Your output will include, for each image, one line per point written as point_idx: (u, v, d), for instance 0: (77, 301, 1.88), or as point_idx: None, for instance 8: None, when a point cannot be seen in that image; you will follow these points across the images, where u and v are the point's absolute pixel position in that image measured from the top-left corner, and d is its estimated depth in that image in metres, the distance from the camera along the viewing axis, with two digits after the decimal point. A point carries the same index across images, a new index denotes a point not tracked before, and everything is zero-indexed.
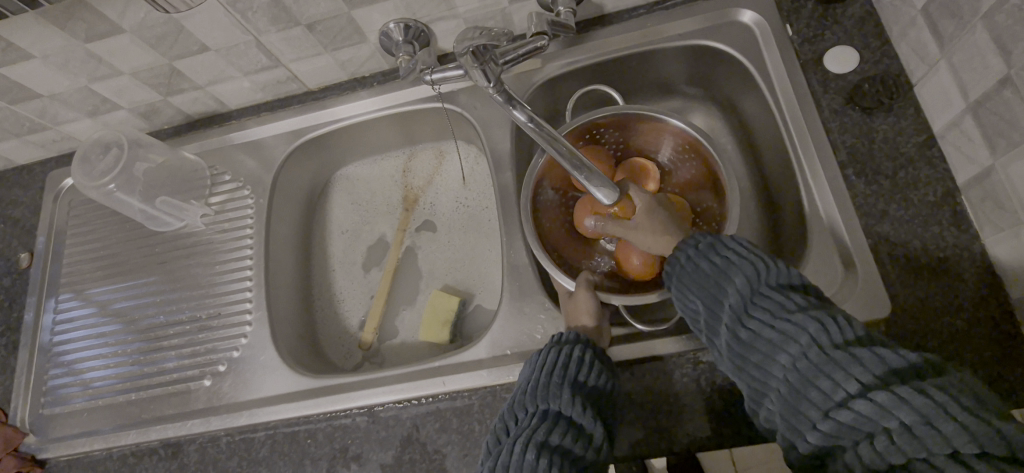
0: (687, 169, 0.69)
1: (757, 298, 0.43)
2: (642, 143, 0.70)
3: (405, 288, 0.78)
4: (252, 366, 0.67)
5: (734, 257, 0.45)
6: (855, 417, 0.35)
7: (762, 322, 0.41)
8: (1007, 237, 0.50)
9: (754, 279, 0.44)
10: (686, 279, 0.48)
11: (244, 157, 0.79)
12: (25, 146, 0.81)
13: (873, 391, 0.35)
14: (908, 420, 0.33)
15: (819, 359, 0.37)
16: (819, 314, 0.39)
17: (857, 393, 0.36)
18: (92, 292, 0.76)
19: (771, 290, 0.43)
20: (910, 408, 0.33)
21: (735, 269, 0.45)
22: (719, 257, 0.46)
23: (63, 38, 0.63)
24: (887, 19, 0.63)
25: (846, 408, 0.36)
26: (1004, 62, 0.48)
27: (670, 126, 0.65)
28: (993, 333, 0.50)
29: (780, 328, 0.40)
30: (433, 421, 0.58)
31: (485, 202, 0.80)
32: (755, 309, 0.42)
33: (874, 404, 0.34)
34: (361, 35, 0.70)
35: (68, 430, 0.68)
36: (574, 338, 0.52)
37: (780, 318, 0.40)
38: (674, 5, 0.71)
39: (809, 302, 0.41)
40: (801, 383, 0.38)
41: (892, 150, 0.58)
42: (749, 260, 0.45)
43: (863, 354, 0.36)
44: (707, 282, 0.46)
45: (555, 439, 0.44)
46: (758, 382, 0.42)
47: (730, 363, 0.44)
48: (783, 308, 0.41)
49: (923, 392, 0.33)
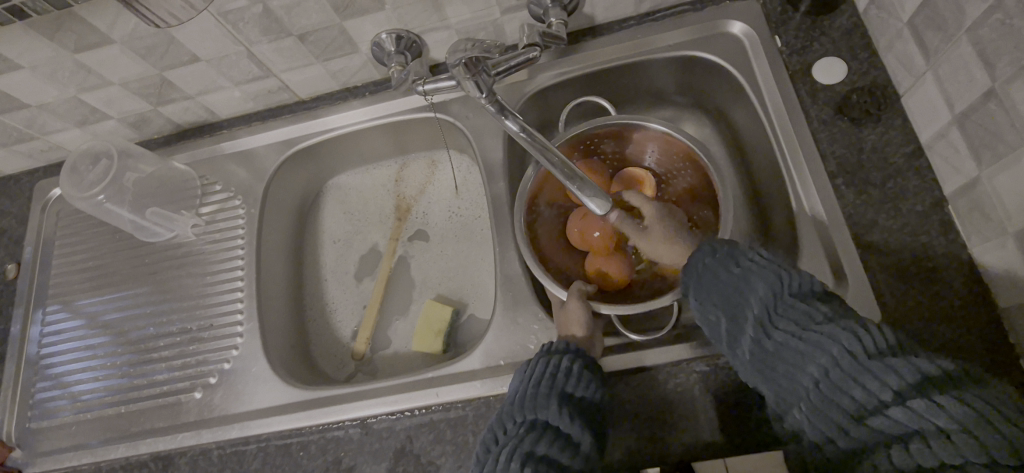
0: (683, 177, 0.69)
1: (783, 310, 0.43)
2: (636, 153, 0.71)
3: (398, 298, 0.78)
4: (244, 378, 0.66)
5: (756, 267, 0.46)
6: (890, 424, 0.36)
7: (789, 333, 0.41)
8: (994, 246, 0.51)
9: (776, 289, 0.44)
10: (703, 288, 0.48)
11: (234, 167, 0.79)
12: (11, 156, 0.80)
13: (908, 399, 0.35)
14: (946, 427, 0.33)
15: (850, 367, 0.38)
16: (848, 324, 0.40)
17: (890, 400, 0.36)
18: (79, 303, 0.75)
19: (794, 300, 0.43)
20: (946, 415, 0.33)
21: (756, 279, 0.45)
22: (736, 267, 0.47)
23: (51, 49, 0.62)
24: (874, 31, 0.64)
25: (880, 415, 0.36)
26: (988, 76, 0.49)
27: (655, 131, 0.66)
28: (983, 342, 0.51)
29: (808, 338, 0.40)
30: (427, 432, 0.58)
31: (477, 211, 0.80)
32: (781, 321, 0.42)
33: (910, 411, 0.35)
34: (352, 46, 0.70)
35: (55, 444, 0.67)
36: (562, 348, 0.52)
37: (807, 329, 0.41)
38: (664, 17, 0.72)
39: (836, 312, 0.41)
40: (831, 392, 0.39)
41: (879, 161, 0.59)
42: (771, 270, 0.45)
43: (896, 362, 0.37)
44: (728, 293, 0.47)
45: (542, 449, 0.44)
46: (784, 390, 0.42)
47: (753, 372, 0.44)
48: (811, 320, 0.41)
49: (960, 400, 0.34)
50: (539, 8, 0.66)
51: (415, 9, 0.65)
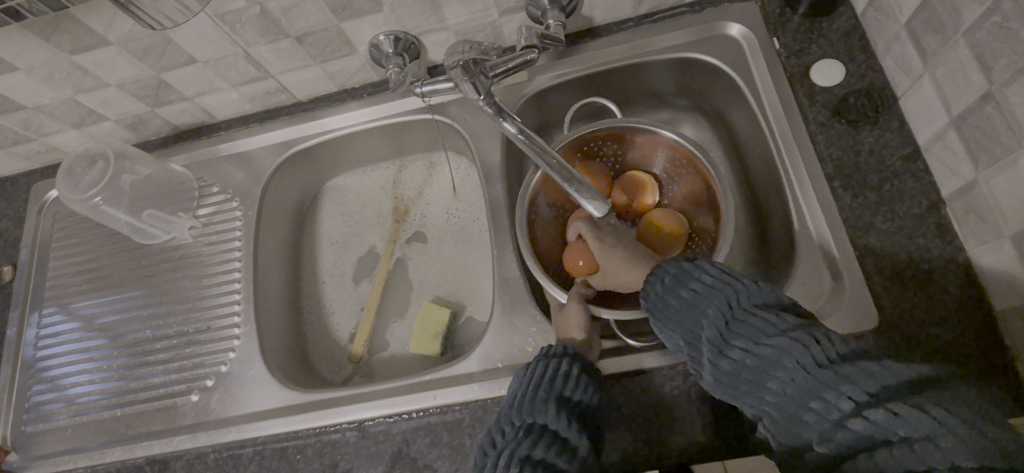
0: (684, 183, 0.69)
1: (735, 326, 0.42)
2: (639, 158, 0.71)
3: (395, 300, 0.77)
4: (241, 381, 0.66)
5: (706, 283, 0.45)
6: (854, 436, 0.35)
7: (744, 351, 0.41)
8: (992, 248, 0.51)
9: (728, 305, 0.43)
10: (661, 313, 0.48)
11: (231, 169, 0.79)
12: (8, 157, 0.79)
13: (868, 411, 0.35)
14: (909, 436, 0.33)
15: (808, 380, 0.38)
16: (799, 336, 0.39)
17: (851, 411, 0.36)
18: (76, 306, 0.75)
19: (747, 314, 0.42)
20: (908, 424, 0.34)
21: (708, 299, 0.45)
22: (688, 288, 0.46)
23: (47, 51, 0.62)
24: (872, 33, 0.64)
25: (844, 428, 0.36)
26: (986, 78, 0.49)
27: (663, 137, 0.65)
28: (979, 345, 0.51)
29: (763, 354, 0.40)
30: (424, 435, 0.58)
31: (475, 213, 0.80)
32: (735, 338, 0.42)
33: (871, 422, 0.35)
34: (350, 47, 0.70)
35: (50, 448, 0.67)
36: (561, 351, 0.52)
37: (760, 343, 0.40)
38: (662, 19, 0.72)
39: (788, 322, 0.41)
40: (794, 407, 0.38)
41: (877, 163, 0.59)
42: (721, 285, 0.45)
43: (850, 371, 0.36)
44: (684, 314, 0.46)
45: (539, 453, 0.44)
46: (753, 406, 0.42)
47: (719, 392, 0.44)
48: (763, 334, 0.41)
49: (918, 407, 0.34)
50: (537, 10, 0.66)
51: (413, 10, 0.65)
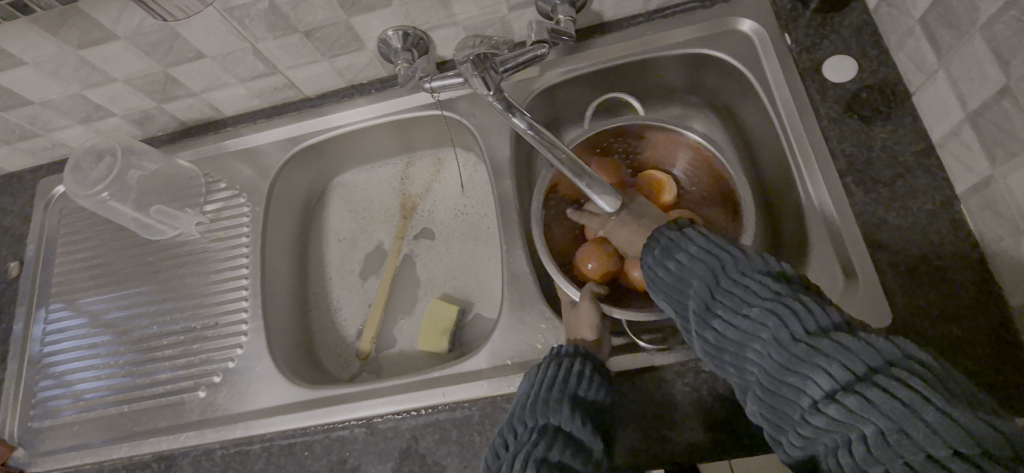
0: (703, 184, 0.68)
1: (719, 302, 0.42)
2: (660, 159, 0.70)
3: (404, 296, 0.77)
4: (248, 377, 0.66)
5: (690, 255, 0.44)
6: (828, 421, 0.35)
7: (727, 327, 0.41)
8: (1008, 245, 0.50)
9: (711, 279, 0.43)
10: (651, 283, 0.47)
11: (238, 165, 0.78)
12: (15, 153, 0.79)
13: (842, 396, 0.34)
14: (881, 426, 0.33)
15: (787, 361, 0.37)
16: (780, 314, 0.38)
17: (827, 395, 0.35)
18: (82, 302, 0.75)
19: (731, 290, 0.41)
20: (878, 412, 0.33)
21: (693, 270, 0.44)
22: (677, 257, 0.45)
23: (55, 45, 0.62)
24: (885, 28, 0.63)
25: (820, 411, 0.36)
26: (1003, 73, 0.48)
27: (686, 138, 0.65)
28: (994, 342, 0.50)
29: (748, 331, 0.40)
30: (433, 432, 0.57)
31: (484, 209, 0.79)
32: (719, 314, 0.41)
33: (844, 408, 0.34)
34: (359, 42, 0.69)
35: (56, 444, 0.66)
36: (573, 350, 0.51)
37: (744, 322, 0.40)
38: (673, 13, 0.71)
39: (773, 297, 0.40)
40: (773, 388, 0.38)
41: (891, 159, 0.58)
42: (707, 257, 0.44)
43: (826, 353, 0.36)
44: (672, 287, 0.45)
45: (554, 454, 0.43)
46: (738, 382, 0.42)
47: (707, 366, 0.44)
48: (746, 311, 0.40)
49: (889, 392, 0.33)
50: (547, 5, 0.65)
51: (422, 5, 0.65)
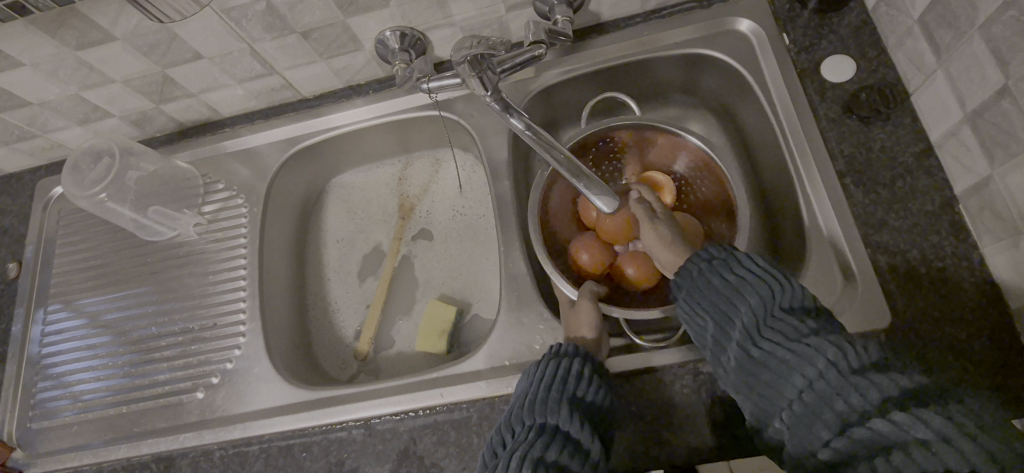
0: (701, 186, 0.68)
1: (770, 321, 0.42)
2: (658, 161, 0.70)
3: (402, 296, 0.77)
4: (247, 378, 0.66)
5: (747, 275, 0.45)
6: (871, 434, 0.35)
7: (775, 343, 0.41)
8: (1008, 246, 0.50)
9: (765, 299, 0.43)
10: (694, 296, 0.47)
11: (237, 166, 0.78)
12: (12, 154, 0.79)
13: (891, 411, 0.35)
14: (926, 438, 0.33)
15: (835, 379, 0.38)
16: (834, 337, 0.39)
17: (873, 413, 0.36)
18: (81, 303, 0.75)
19: (784, 311, 0.42)
20: (928, 427, 0.33)
21: (748, 288, 0.44)
22: (730, 271, 0.46)
23: (53, 46, 0.62)
24: (883, 28, 0.63)
25: (862, 427, 0.36)
26: (1001, 73, 0.48)
27: (689, 142, 0.65)
28: (994, 344, 0.50)
29: (793, 349, 0.40)
30: (431, 434, 0.57)
31: (482, 210, 0.79)
32: (768, 331, 0.42)
33: (892, 422, 0.35)
34: (357, 43, 0.69)
35: (56, 445, 0.66)
36: (572, 350, 0.51)
37: (795, 340, 0.40)
38: (671, 13, 0.71)
39: (823, 325, 0.41)
40: (816, 403, 0.38)
41: (889, 159, 0.58)
42: (763, 278, 0.44)
43: (879, 376, 0.37)
44: (721, 300, 0.46)
45: (551, 454, 0.43)
46: (769, 399, 0.42)
47: (739, 382, 0.44)
48: (798, 332, 0.41)
49: (942, 413, 0.34)
50: (545, 5, 0.65)
51: (419, 6, 0.65)
